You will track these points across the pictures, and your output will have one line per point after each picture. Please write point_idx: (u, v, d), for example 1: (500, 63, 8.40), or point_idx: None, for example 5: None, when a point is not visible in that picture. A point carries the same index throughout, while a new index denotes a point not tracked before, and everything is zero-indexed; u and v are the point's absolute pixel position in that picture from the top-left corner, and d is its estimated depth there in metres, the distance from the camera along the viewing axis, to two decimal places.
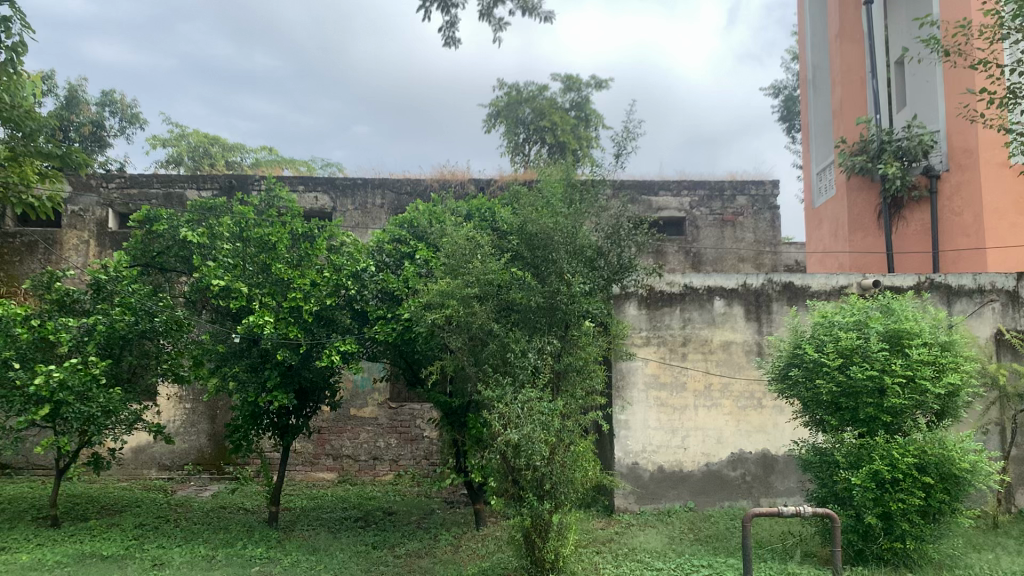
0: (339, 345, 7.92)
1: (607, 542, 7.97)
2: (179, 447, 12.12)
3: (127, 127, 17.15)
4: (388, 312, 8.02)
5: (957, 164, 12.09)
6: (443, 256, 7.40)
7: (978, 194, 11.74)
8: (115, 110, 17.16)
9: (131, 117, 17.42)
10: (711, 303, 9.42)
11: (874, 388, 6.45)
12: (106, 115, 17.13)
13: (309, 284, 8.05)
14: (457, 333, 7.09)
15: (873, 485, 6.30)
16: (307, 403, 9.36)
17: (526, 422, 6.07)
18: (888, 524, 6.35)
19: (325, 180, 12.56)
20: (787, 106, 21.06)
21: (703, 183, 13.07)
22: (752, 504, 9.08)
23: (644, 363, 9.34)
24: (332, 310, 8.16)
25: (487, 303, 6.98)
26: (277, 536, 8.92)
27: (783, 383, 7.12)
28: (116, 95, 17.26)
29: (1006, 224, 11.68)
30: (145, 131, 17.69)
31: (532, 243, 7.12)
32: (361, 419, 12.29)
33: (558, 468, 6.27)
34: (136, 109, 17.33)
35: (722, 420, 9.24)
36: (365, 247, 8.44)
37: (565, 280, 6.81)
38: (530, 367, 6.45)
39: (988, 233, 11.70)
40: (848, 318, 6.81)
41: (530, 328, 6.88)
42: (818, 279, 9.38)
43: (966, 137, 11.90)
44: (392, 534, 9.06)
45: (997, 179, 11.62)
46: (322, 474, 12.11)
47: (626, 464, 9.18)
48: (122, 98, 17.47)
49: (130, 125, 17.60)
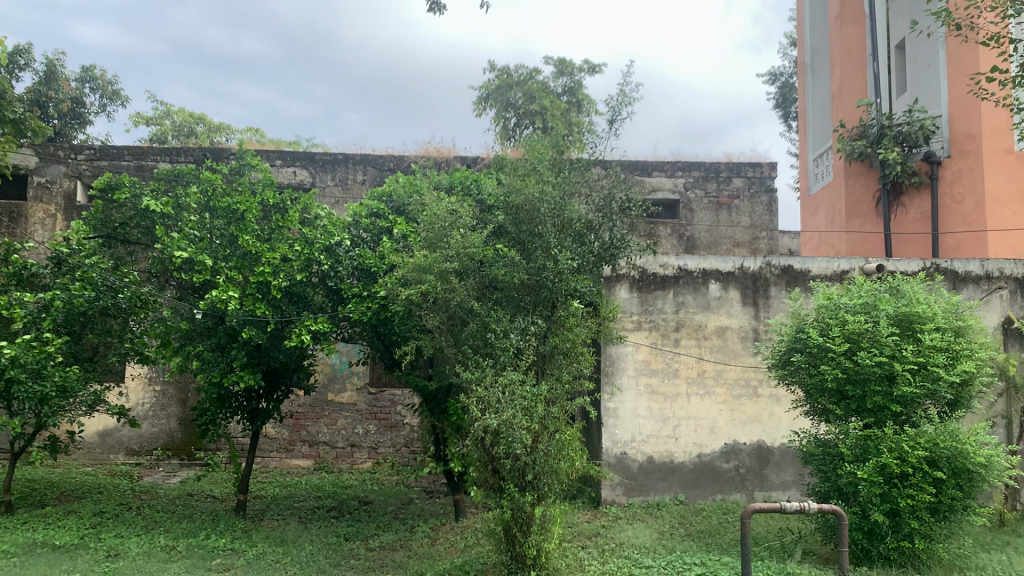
0: (309, 324, 7.40)
1: (593, 536, 7.51)
2: (148, 431, 11.60)
3: (107, 104, 16.46)
4: (363, 290, 7.49)
5: (959, 150, 11.66)
6: (422, 229, 6.87)
7: (981, 182, 11.33)
8: (95, 87, 16.45)
9: (112, 94, 16.76)
10: (706, 287, 8.95)
11: (883, 376, 6.01)
12: (86, 91, 16.41)
13: (279, 258, 7.49)
14: (435, 311, 6.55)
15: (881, 480, 5.86)
16: (279, 386, 8.85)
17: (508, 408, 5.60)
18: (895, 521, 5.93)
19: (304, 155, 12.02)
20: (782, 93, 20.59)
21: (699, 164, 12.59)
22: (745, 498, 8.65)
23: (635, 348, 8.86)
24: (303, 286, 7.62)
25: (469, 280, 6.46)
26: (243, 526, 8.43)
27: (783, 370, 6.66)
28: (96, 70, 16.57)
29: (1009, 212, 11.30)
30: (126, 108, 17.02)
31: (517, 215, 6.61)
32: (339, 405, 11.75)
33: (541, 458, 5.84)
34: (117, 86, 16.66)
35: (715, 409, 8.79)
36: (341, 220, 7.89)
37: (551, 255, 6.29)
38: (512, 349, 5.95)
39: (990, 221, 11.30)
40: (855, 300, 6.32)
41: (513, 307, 6.38)
42: (819, 262, 8.94)
43: (970, 122, 11.46)
44: (367, 526, 8.58)
45: (1000, 166, 11.24)
46: (298, 462, 11.63)
47: (614, 455, 8.71)
48: (103, 74, 16.78)
49: (111, 102, 16.93)
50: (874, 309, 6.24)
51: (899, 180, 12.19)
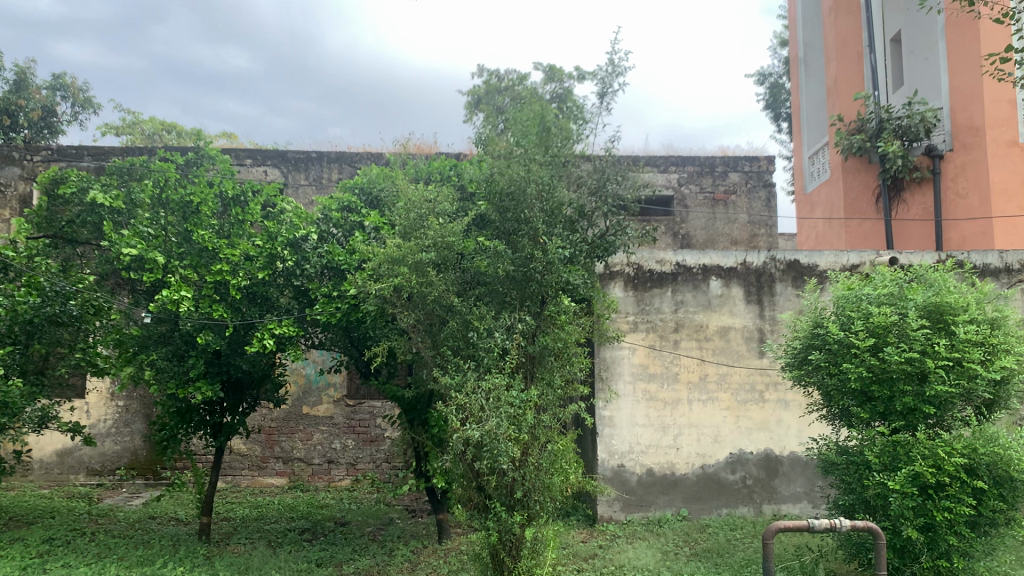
0: (273, 328, 6.70)
1: (590, 558, 6.82)
2: (110, 449, 10.82)
3: (81, 114, 15.25)
4: (332, 290, 6.79)
5: (961, 142, 11.06)
6: (396, 219, 6.18)
7: (985, 176, 10.75)
8: (66, 95, 15.24)
9: (85, 103, 15.69)
10: (706, 284, 8.30)
11: (912, 374, 5.36)
12: (57, 100, 15.16)
13: (239, 255, 6.76)
14: (410, 309, 5.85)
15: (915, 492, 5.19)
16: (244, 398, 8.14)
17: (492, 418, 4.93)
18: (930, 539, 5.27)
19: (276, 153, 11.36)
20: (773, 94, 19.99)
21: (692, 159, 12.00)
22: (753, 512, 7.97)
23: (631, 351, 8.20)
24: (264, 286, 6.90)
25: (448, 275, 5.77)
26: (203, 552, 7.66)
27: (799, 370, 6.00)
28: (67, 78, 15.41)
29: (1014, 206, 10.72)
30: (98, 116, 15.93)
31: (501, 202, 5.93)
32: (315, 418, 11.00)
33: (531, 472, 5.19)
34: (90, 93, 15.48)
35: (719, 416, 8.13)
36: (308, 214, 7.18)
37: (540, 244, 5.60)
38: (496, 350, 5.26)
39: (996, 215, 10.70)
40: (878, 290, 5.66)
41: (498, 303, 5.69)
42: (827, 255, 8.29)
43: (972, 113, 10.87)
44: (341, 549, 7.84)
45: (1004, 158, 10.67)
46: (271, 480, 10.89)
47: (610, 467, 8.04)
48: (74, 82, 15.55)
49: (83, 109, 15.83)
50: (900, 298, 5.60)
51: (900, 175, 11.57)
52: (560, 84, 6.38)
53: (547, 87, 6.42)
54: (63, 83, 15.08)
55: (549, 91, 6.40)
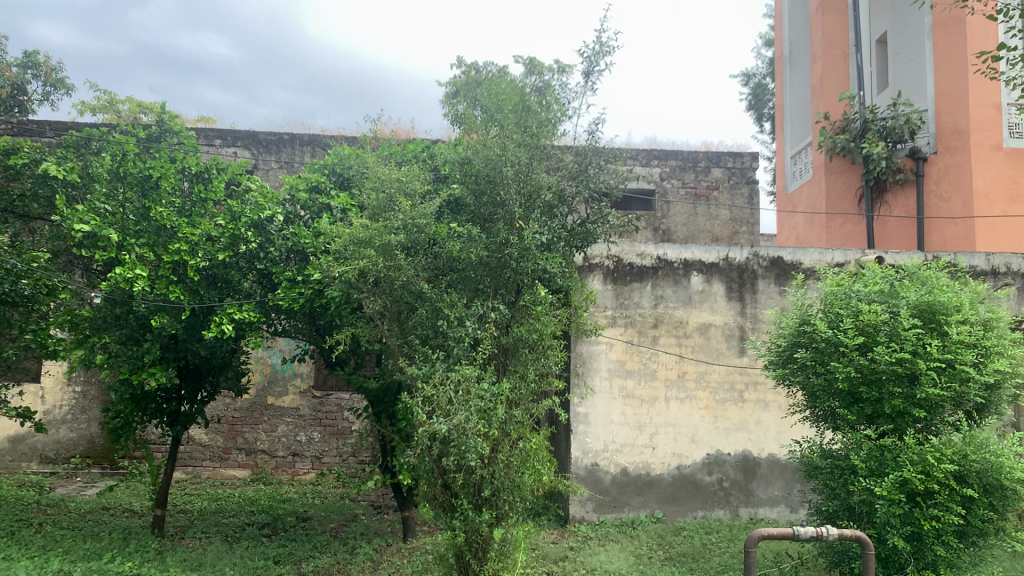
0: (232, 312, 6.34)
1: (560, 560, 6.53)
2: (66, 436, 10.39)
3: (53, 94, 14.65)
4: (297, 274, 6.44)
5: (945, 145, 10.89)
6: (365, 199, 5.86)
7: (968, 179, 10.58)
8: (38, 74, 14.63)
9: (57, 82, 14.99)
10: (687, 279, 8.04)
11: (902, 375, 5.11)
12: (27, 79, 14.55)
13: (199, 234, 6.34)
14: (377, 294, 5.52)
15: (902, 499, 4.96)
16: (203, 386, 7.78)
17: (460, 411, 4.62)
18: (916, 548, 5.04)
19: (247, 135, 10.98)
20: (757, 93, 19.80)
21: (675, 153, 11.75)
22: (729, 515, 7.73)
23: (608, 347, 7.92)
24: (225, 268, 6.49)
25: (419, 260, 5.44)
26: (154, 545, 7.28)
27: (783, 369, 5.74)
28: (39, 56, 14.69)
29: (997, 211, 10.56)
30: (71, 96, 15.30)
31: (477, 185, 5.60)
32: (280, 409, 10.63)
33: (500, 470, 4.90)
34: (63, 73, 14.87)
35: (697, 416, 7.87)
36: (274, 194, 6.81)
37: (516, 229, 5.27)
38: (466, 340, 4.95)
39: (979, 219, 10.53)
40: (869, 287, 5.41)
41: (471, 291, 5.37)
42: (812, 253, 8.05)
43: (957, 115, 10.69)
44: (301, 546, 7.50)
45: (988, 162, 10.51)
46: (233, 472, 10.52)
47: (584, 466, 7.76)
48: (46, 60, 14.91)
49: (55, 90, 15.13)
50: (891, 296, 5.34)
51: (883, 176, 11.33)
52: (540, 80, 5.79)
53: (526, 81, 5.80)
54: (34, 60, 14.48)
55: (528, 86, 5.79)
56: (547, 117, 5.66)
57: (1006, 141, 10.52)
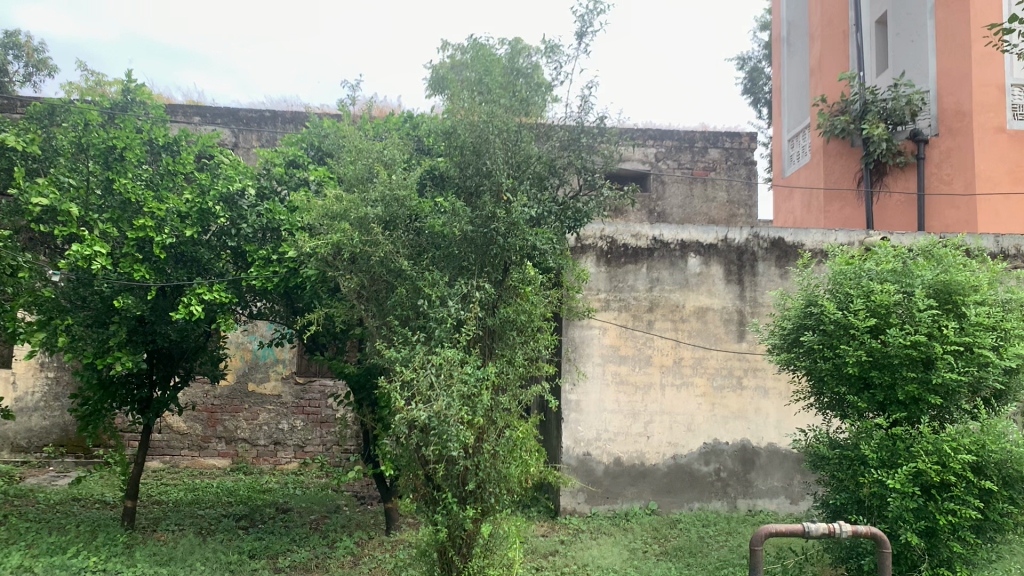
0: (201, 292, 5.95)
1: (550, 555, 6.19)
2: (38, 424, 9.98)
3: (35, 75, 14.11)
4: (271, 253, 6.06)
5: (948, 127, 10.50)
6: (341, 170, 5.48)
7: (970, 162, 10.21)
8: (19, 55, 14.10)
9: (40, 64, 14.47)
10: (685, 261, 7.68)
11: (916, 359, 4.77)
12: (8, 59, 14.02)
13: (165, 209, 5.94)
14: (353, 270, 5.13)
15: (915, 492, 4.63)
16: (176, 371, 7.40)
17: (442, 397, 4.26)
18: (930, 543, 4.72)
19: (226, 111, 10.56)
20: (753, 77, 19.39)
21: (671, 133, 11.37)
22: (726, 507, 7.42)
23: (601, 331, 7.56)
24: (193, 246, 6.13)
25: (399, 236, 5.06)
26: (123, 538, 6.91)
27: (789, 353, 5.39)
28: (21, 36, 14.15)
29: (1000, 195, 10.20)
30: (54, 78, 14.76)
31: (462, 157, 5.19)
32: (261, 396, 10.25)
33: (486, 460, 4.54)
34: (46, 54, 14.32)
35: (694, 403, 7.54)
36: (247, 166, 6.41)
37: (503, 201, 4.89)
38: (449, 321, 4.57)
39: (981, 204, 10.17)
40: (881, 265, 5.05)
41: (455, 269, 4.99)
42: (814, 234, 7.71)
43: (960, 96, 10.29)
44: (278, 540, 7.15)
45: (991, 145, 10.14)
46: (213, 461, 10.15)
47: (575, 456, 7.39)
48: (28, 40, 14.36)
49: (38, 72, 14.60)
50: (904, 275, 4.99)
51: (883, 159, 10.93)
52: (528, 60, 5.33)
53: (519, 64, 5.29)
54: (15, 41, 13.96)
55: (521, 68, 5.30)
56: (537, 82, 5.30)
57: (1010, 123, 10.13)
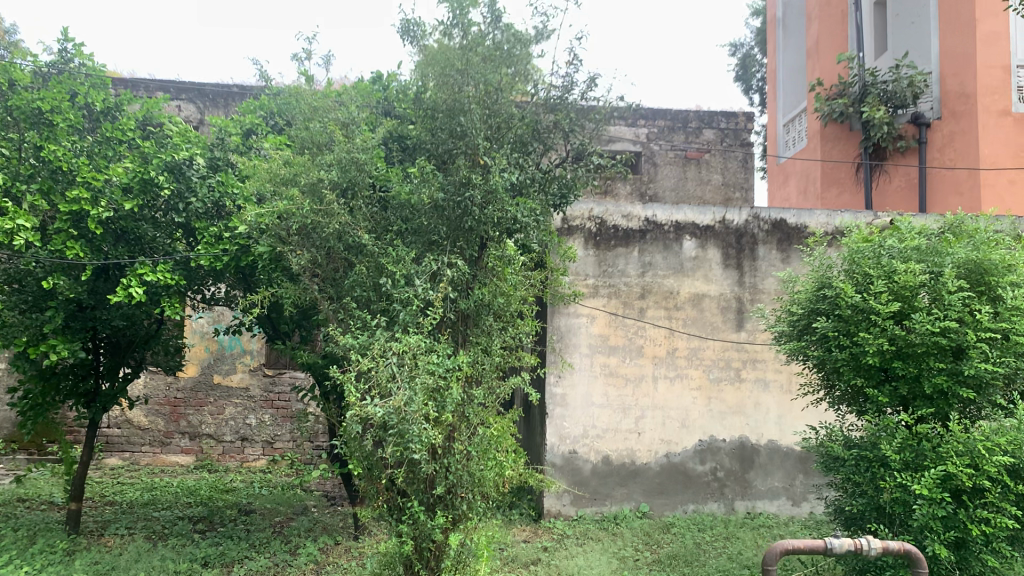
0: (142, 272, 5.35)
1: (531, 565, 5.61)
2: None
3: None
4: (222, 229, 5.46)
5: (950, 111, 9.84)
6: (295, 134, 4.87)
7: (973, 147, 9.53)
8: None
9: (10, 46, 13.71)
10: (679, 244, 7.10)
11: (945, 348, 4.22)
12: None
13: (102, 178, 5.33)
14: (306, 245, 4.52)
15: (944, 499, 4.07)
16: (127, 361, 6.78)
17: (402, 391, 3.66)
18: (960, 556, 4.17)
19: (192, 87, 9.91)
20: (746, 64, 18.72)
21: (663, 112, 10.84)
22: (723, 509, 6.87)
23: (589, 319, 6.97)
24: (134, 222, 5.52)
25: (358, 207, 4.47)
26: (63, 545, 6.29)
27: (798, 341, 4.83)
28: None
29: (1005, 181, 9.47)
30: None
31: (435, 121, 4.60)
32: (227, 389, 9.63)
33: (457, 462, 3.97)
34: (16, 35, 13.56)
35: (689, 397, 6.98)
36: (196, 135, 5.79)
37: (478, 167, 4.29)
38: (415, 303, 3.97)
39: (984, 191, 9.47)
40: (905, 243, 4.48)
41: (423, 245, 4.39)
42: (818, 216, 7.16)
43: (961, 77, 9.61)
44: (236, 545, 6.55)
45: (995, 129, 9.44)
46: (176, 458, 9.52)
47: (561, 454, 6.80)
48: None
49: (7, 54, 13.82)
50: (931, 253, 4.43)
51: (883, 143, 10.30)
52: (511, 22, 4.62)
53: (495, 31, 4.58)
54: None
55: (498, 34, 4.57)
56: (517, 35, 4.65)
57: (1015, 106, 9.44)
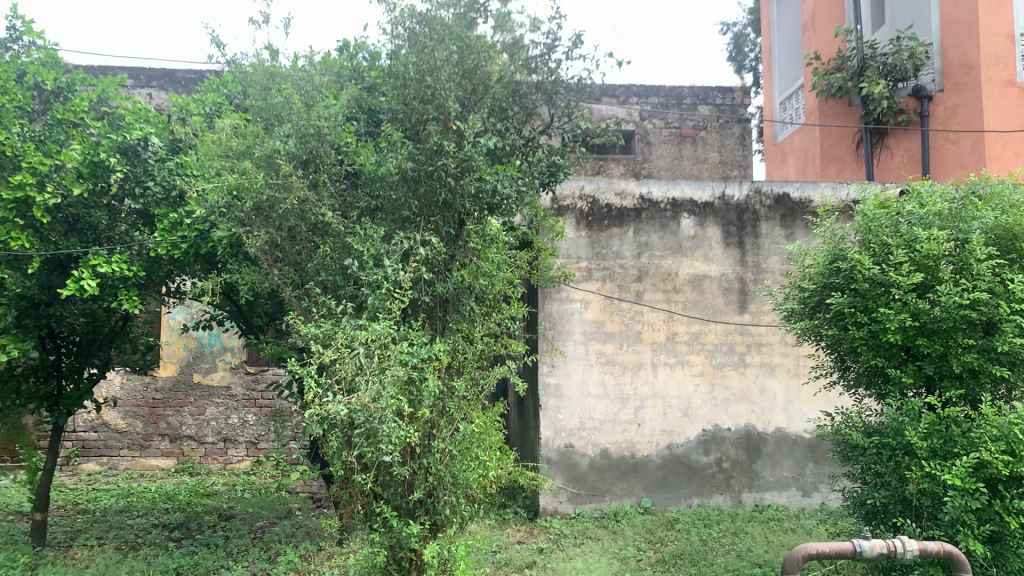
0: (96, 263, 4.94)
1: (526, 568, 5.20)
2: None
3: None
4: (181, 215, 5.05)
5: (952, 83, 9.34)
6: (253, 106, 4.44)
7: (977, 119, 9.06)
8: None
9: None
10: (677, 222, 6.68)
11: (975, 322, 3.83)
12: None
13: (50, 163, 4.92)
14: (266, 227, 4.09)
15: (978, 489, 3.67)
16: (93, 361, 6.35)
17: (370, 385, 3.25)
18: (995, 552, 3.76)
19: (163, 73, 9.46)
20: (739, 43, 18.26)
21: (657, 89, 10.41)
22: (730, 503, 6.48)
23: (583, 305, 6.55)
24: (86, 209, 5.14)
25: (321, 183, 4.05)
26: (25, 558, 5.86)
27: (810, 321, 4.42)
28: None
29: (1011, 152, 9.00)
30: None
31: (406, 88, 4.18)
32: (208, 388, 9.22)
33: (437, 462, 3.56)
34: None
35: (691, 384, 6.57)
36: (153, 114, 5.36)
37: (453, 135, 3.87)
38: (384, 286, 3.56)
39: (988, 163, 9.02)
40: (926, 208, 4.08)
41: (396, 223, 3.98)
42: (822, 188, 6.75)
43: (963, 46, 9.11)
44: (211, 554, 6.13)
45: (1000, 99, 8.94)
46: (156, 462, 9.11)
47: (556, 449, 6.40)
48: None
49: None
50: (954, 218, 4.03)
51: (883, 119, 9.76)
52: None
53: None
54: None
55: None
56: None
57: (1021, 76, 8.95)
